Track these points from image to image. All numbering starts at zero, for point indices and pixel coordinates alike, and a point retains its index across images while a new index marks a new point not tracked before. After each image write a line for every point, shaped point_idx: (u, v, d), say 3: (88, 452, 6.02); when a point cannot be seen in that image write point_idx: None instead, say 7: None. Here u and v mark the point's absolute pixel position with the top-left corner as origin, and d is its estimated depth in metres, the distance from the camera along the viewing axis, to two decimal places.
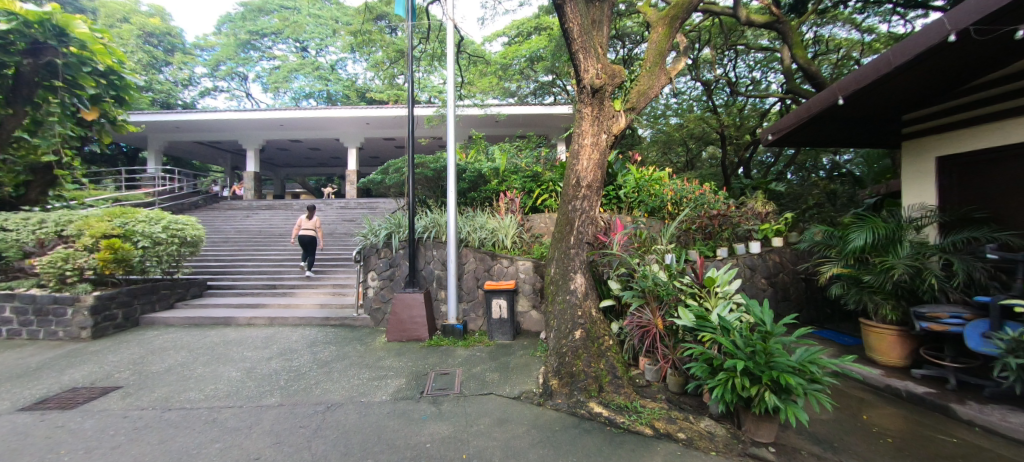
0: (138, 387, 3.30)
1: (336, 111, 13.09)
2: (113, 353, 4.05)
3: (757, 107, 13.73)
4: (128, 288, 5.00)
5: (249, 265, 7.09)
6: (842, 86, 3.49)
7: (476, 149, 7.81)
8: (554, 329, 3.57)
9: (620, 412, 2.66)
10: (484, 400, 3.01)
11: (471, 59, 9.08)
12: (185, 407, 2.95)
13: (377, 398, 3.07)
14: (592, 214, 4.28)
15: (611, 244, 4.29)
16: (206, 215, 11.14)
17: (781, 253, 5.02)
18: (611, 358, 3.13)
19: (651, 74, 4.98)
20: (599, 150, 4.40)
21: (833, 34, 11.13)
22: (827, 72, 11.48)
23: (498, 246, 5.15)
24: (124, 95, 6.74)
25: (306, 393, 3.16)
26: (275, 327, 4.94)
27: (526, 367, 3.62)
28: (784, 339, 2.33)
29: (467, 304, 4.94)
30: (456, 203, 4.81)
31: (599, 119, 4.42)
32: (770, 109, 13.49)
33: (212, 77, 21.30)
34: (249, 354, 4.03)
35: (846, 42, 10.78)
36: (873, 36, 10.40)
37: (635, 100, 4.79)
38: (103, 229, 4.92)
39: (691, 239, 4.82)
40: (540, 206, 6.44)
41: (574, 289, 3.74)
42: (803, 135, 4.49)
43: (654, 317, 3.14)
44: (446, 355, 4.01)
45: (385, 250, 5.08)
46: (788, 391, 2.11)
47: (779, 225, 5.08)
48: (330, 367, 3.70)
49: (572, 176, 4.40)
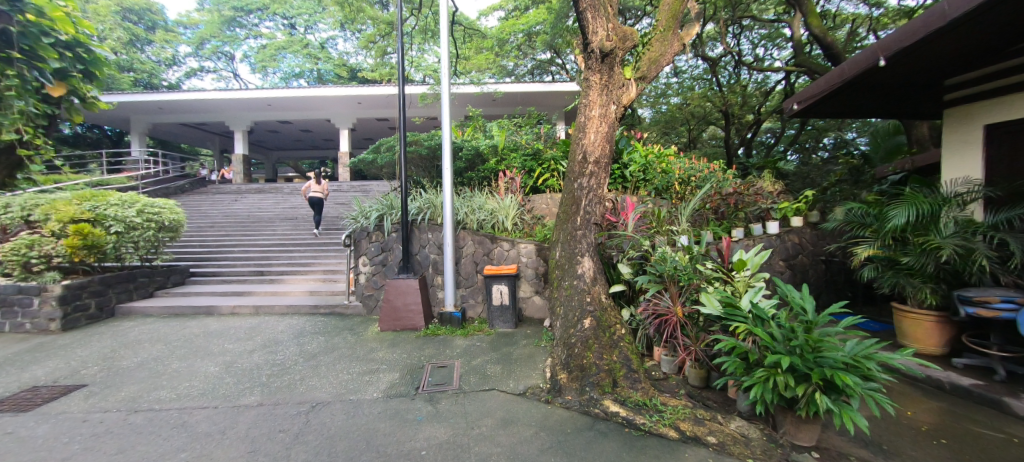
0: (105, 386, 2.99)
1: (325, 90, 12.50)
2: (82, 347, 3.73)
3: (763, 85, 13.28)
4: (101, 277, 4.64)
5: (235, 250, 6.75)
6: (886, 44, 3.07)
7: (473, 126, 7.41)
8: (561, 316, 3.42)
9: (638, 410, 2.38)
10: (485, 396, 2.72)
11: (466, 32, 8.56)
12: (153, 408, 2.65)
13: (367, 396, 2.77)
14: (600, 192, 4.01)
15: (621, 225, 4.02)
16: (192, 199, 10.71)
17: (800, 233, 4.68)
18: (624, 349, 2.91)
19: (662, 38, 4.53)
20: (607, 123, 4.06)
21: (840, 9, 10.53)
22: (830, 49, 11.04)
23: (498, 228, 4.80)
24: (93, 70, 6.37)
25: (289, 390, 2.86)
26: (261, 316, 4.64)
27: (531, 359, 3.33)
28: (829, 330, 2.04)
29: (465, 290, 4.62)
30: (452, 181, 4.40)
31: (608, 88, 4.05)
32: (775, 86, 13.00)
33: (196, 57, 20.42)
34: (229, 347, 3.71)
35: (852, 17, 10.20)
36: (882, 10, 9.85)
37: (646, 68, 4.37)
38: (70, 214, 4.55)
39: (709, 216, 4.45)
40: (540, 186, 6.09)
41: (581, 274, 3.54)
42: (832, 103, 4.10)
43: (673, 303, 2.82)
44: (443, 346, 3.72)
45: (376, 234, 4.72)
46: (838, 391, 1.83)
47: (802, 202, 4.68)
48: (316, 360, 3.39)
49: (577, 152, 4.11)
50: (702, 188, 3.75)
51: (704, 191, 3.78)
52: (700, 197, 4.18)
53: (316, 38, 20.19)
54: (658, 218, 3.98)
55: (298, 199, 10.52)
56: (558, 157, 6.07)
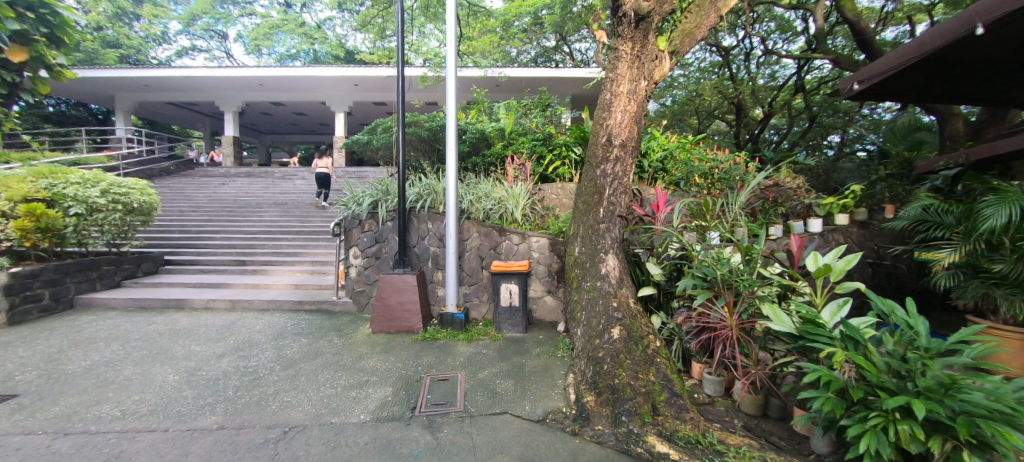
0: (37, 397, 2.47)
1: (319, 69, 11.83)
2: (25, 344, 3.19)
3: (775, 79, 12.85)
4: (57, 264, 4.09)
5: (218, 236, 6.24)
6: (986, 8, 2.50)
7: (477, 108, 6.86)
8: (583, 324, 2.98)
9: (691, 451, 1.93)
10: (496, 424, 2.23)
11: (470, 9, 7.94)
12: (87, 430, 2.12)
13: (352, 419, 2.28)
14: (626, 180, 3.55)
15: (651, 219, 3.54)
16: (177, 182, 10.10)
17: (845, 233, 4.20)
18: (662, 367, 2.47)
19: (698, 7, 3.96)
20: (636, 101, 3.54)
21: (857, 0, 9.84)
22: (843, 43, 10.55)
23: (506, 219, 4.29)
24: (60, 35, 5.73)
25: (260, 409, 2.35)
26: (238, 311, 4.12)
27: (547, 372, 2.85)
28: (956, 363, 1.58)
29: (469, 288, 4.11)
30: (456, 165, 3.87)
31: (640, 61, 3.52)
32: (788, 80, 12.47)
33: (188, 34, 19.57)
34: (196, 350, 3.19)
35: (870, 9, 9.53)
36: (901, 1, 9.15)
37: (679, 41, 3.82)
38: (22, 192, 4.02)
39: (750, 210, 3.94)
40: (550, 174, 5.54)
41: (606, 274, 3.11)
42: (900, 83, 3.56)
43: (726, 314, 2.32)
44: (445, 353, 3.23)
45: (369, 222, 4.18)
46: (983, 448, 1.38)
47: (848, 197, 4.16)
48: (296, 369, 2.89)
49: (601, 133, 3.61)
50: (750, 182, 3.28)
51: (755, 183, 3.31)
52: (747, 191, 3.73)
53: (312, 17, 19.36)
54: (702, 207, 3.45)
55: (290, 184, 9.96)
56: (570, 142, 5.50)
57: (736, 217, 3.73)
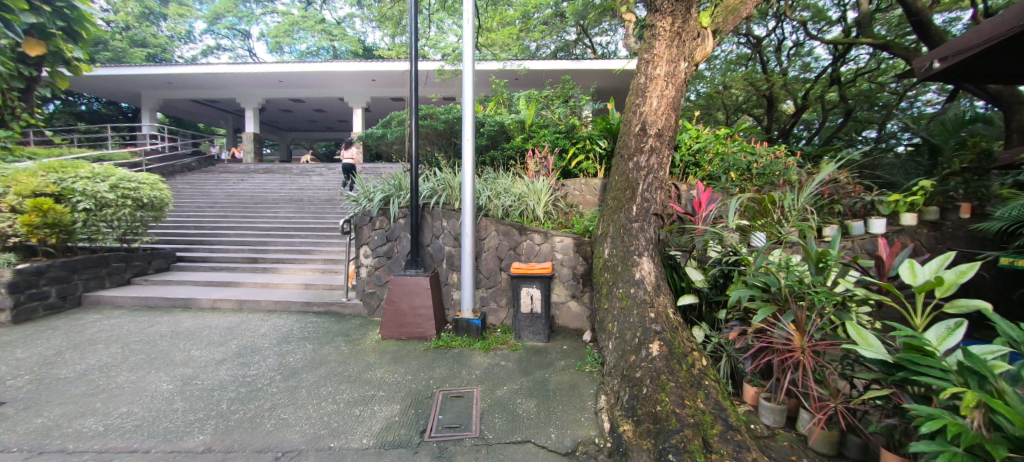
0: (23, 406, 2.29)
1: (337, 64, 11.74)
2: (25, 346, 3.07)
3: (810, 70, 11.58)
4: (64, 261, 3.99)
5: (233, 232, 6.14)
6: None
7: (495, 100, 6.53)
8: (615, 337, 2.63)
9: None
10: (516, 457, 1.90)
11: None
12: (63, 449, 1.91)
13: (353, 444, 1.99)
14: (662, 174, 3.17)
15: (692, 218, 3.15)
16: (197, 178, 10.17)
17: (912, 234, 3.69)
18: (712, 392, 2.10)
19: None
20: (675, 85, 3.14)
21: None
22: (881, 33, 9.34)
23: (527, 216, 3.96)
24: (77, 29, 5.66)
25: (253, 428, 2.11)
26: (245, 312, 3.95)
27: (574, 392, 2.51)
28: None
29: (486, 291, 3.80)
30: (473, 158, 3.56)
31: (680, 39, 3.13)
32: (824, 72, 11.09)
33: (212, 33, 19.93)
34: (196, 355, 3.00)
35: None
36: None
37: (723, 19, 3.39)
38: (31, 186, 3.94)
39: (812, 206, 3.51)
40: (573, 169, 5.18)
41: (641, 280, 2.75)
42: (999, 56, 2.94)
43: (794, 331, 1.92)
44: (459, 364, 2.93)
45: (380, 220, 3.91)
46: None
47: (917, 194, 3.62)
48: (296, 380, 2.64)
49: (634, 122, 3.23)
50: (816, 176, 2.85)
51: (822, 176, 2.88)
52: (812, 187, 3.29)
53: (331, 13, 19.40)
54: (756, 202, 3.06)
55: (307, 180, 9.89)
56: (595, 134, 5.11)
57: (798, 214, 3.32)
